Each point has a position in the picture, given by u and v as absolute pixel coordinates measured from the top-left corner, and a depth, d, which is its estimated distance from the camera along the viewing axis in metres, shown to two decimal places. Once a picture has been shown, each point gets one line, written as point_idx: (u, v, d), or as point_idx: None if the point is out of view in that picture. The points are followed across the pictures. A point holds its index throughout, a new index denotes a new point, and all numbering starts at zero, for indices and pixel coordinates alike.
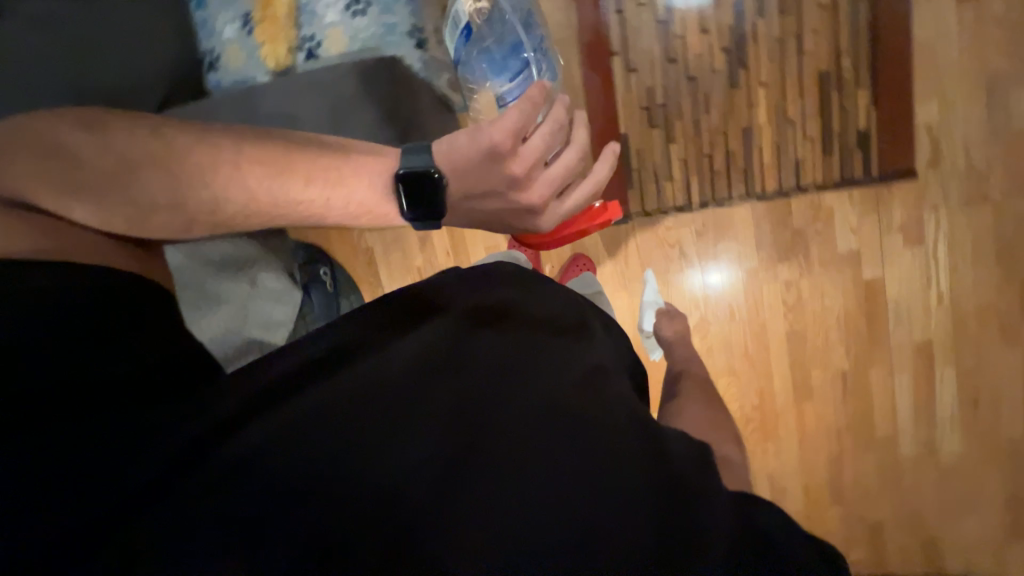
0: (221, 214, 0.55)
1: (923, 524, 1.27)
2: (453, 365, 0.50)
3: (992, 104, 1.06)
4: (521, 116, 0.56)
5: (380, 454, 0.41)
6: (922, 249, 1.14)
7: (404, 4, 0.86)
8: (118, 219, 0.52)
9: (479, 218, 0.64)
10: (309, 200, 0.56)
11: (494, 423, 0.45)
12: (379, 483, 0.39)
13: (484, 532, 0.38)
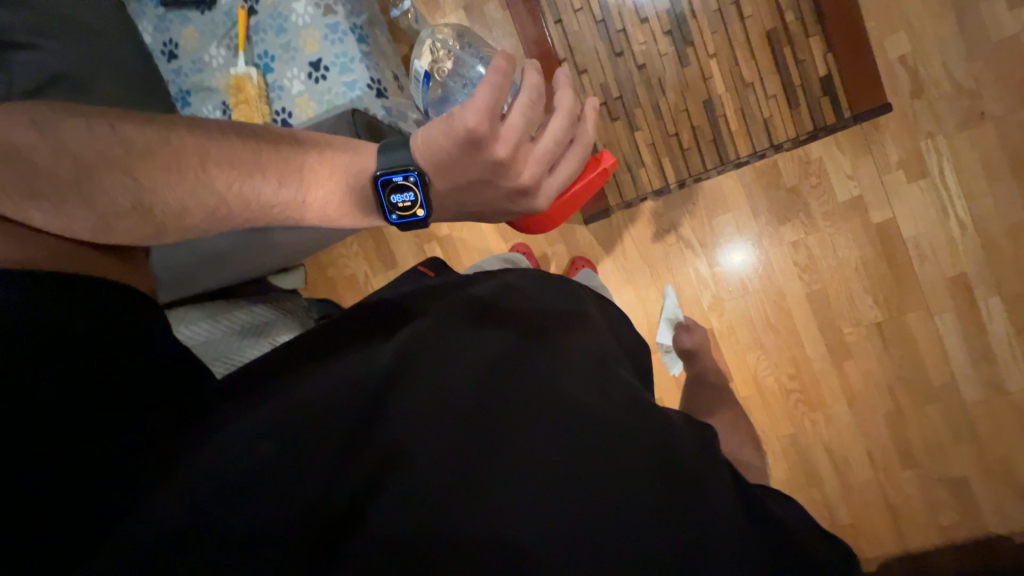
0: (190, 219, 0.54)
1: (1012, 473, 1.16)
2: (456, 364, 0.50)
3: (960, 22, 1.03)
4: (493, 94, 0.54)
5: (393, 468, 0.42)
6: (928, 180, 1.09)
7: (360, 61, 0.93)
8: (83, 227, 0.48)
9: (471, 207, 0.65)
10: (283, 203, 0.58)
11: (502, 421, 0.46)
12: (397, 497, 0.41)
13: (499, 533, 0.40)
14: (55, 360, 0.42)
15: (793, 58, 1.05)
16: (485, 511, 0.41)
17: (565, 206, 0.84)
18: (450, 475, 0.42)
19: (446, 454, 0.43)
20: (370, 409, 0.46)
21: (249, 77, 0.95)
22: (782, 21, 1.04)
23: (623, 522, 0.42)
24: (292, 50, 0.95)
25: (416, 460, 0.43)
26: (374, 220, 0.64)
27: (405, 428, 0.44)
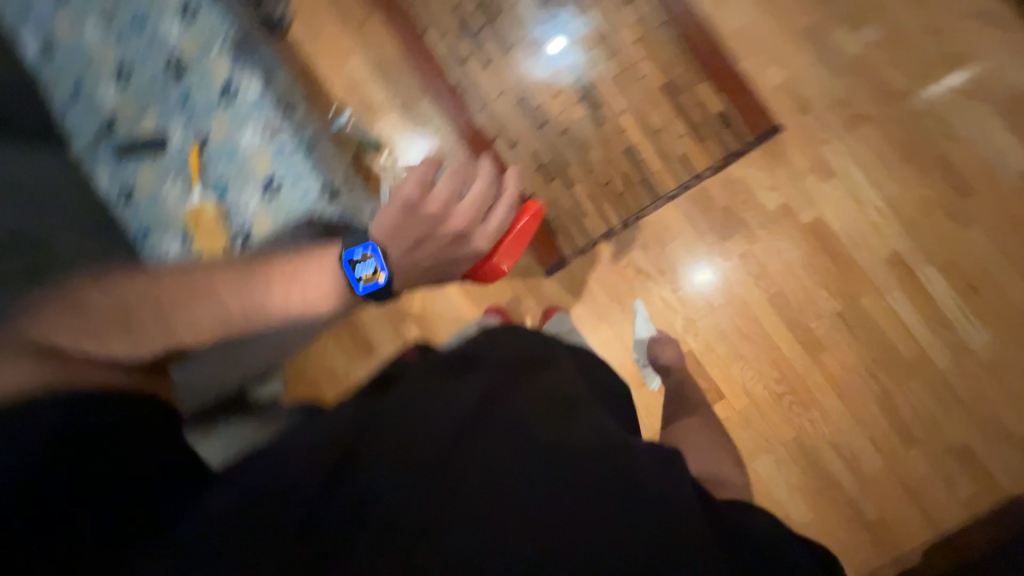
0: (207, 332, 0.65)
1: (1005, 429, 1.18)
2: (445, 406, 0.62)
3: (818, 50, 1.22)
4: (420, 170, 0.75)
5: (398, 486, 0.52)
6: (837, 179, 1.22)
7: (310, 173, 1.01)
8: (125, 347, 0.60)
9: (426, 264, 0.77)
10: (267, 298, 0.68)
11: (484, 442, 0.57)
12: (399, 508, 0.50)
13: (487, 524, 0.50)
14: (89, 487, 0.51)
15: (691, 101, 1.21)
16: (473, 506, 0.51)
17: (515, 240, 0.91)
18: (444, 483, 0.52)
19: (441, 467, 0.53)
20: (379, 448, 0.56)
21: (207, 206, 1.02)
22: (674, 74, 1.21)
23: (585, 505, 0.53)
24: (244, 173, 1.02)
25: (417, 476, 0.53)
26: (340, 299, 0.73)
27: (397, 449, 0.55)
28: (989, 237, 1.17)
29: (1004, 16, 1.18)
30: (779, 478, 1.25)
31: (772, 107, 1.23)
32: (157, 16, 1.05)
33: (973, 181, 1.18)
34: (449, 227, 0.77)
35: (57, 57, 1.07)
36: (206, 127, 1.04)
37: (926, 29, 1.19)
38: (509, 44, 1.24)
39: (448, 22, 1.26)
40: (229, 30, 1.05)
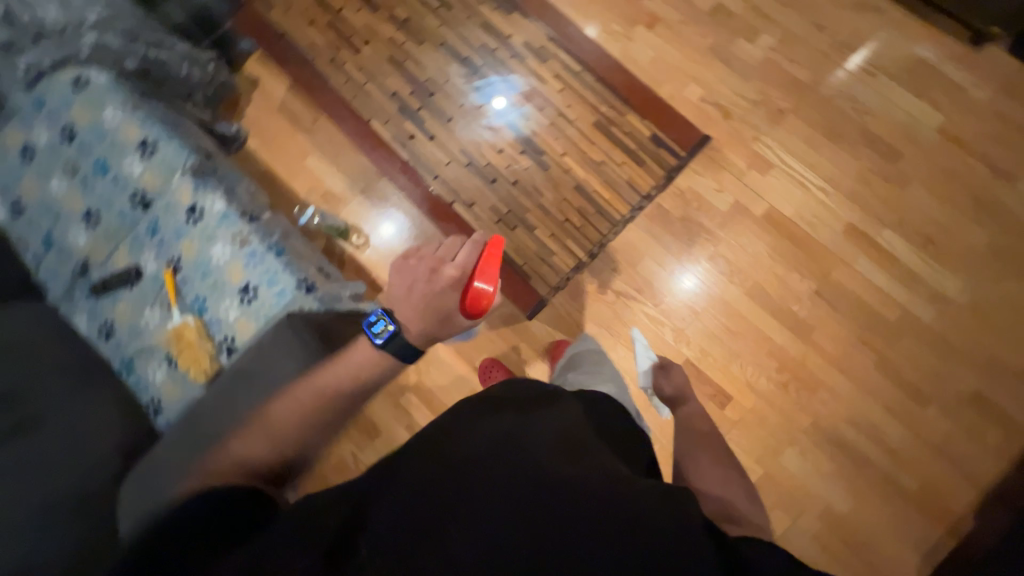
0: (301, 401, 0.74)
1: (1008, 368, 1.19)
2: (458, 433, 0.68)
3: (725, 63, 1.34)
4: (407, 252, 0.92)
5: (404, 493, 0.57)
6: (776, 170, 1.30)
7: (284, 271, 1.04)
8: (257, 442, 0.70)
9: (416, 305, 0.81)
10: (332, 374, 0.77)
11: (488, 453, 0.63)
12: (402, 513, 0.55)
13: (481, 523, 0.53)
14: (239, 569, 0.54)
15: (625, 135, 1.30)
16: (468, 503, 0.55)
17: (486, 265, 0.86)
18: (446, 487, 0.57)
19: (444, 473, 0.59)
20: (394, 470, 0.63)
21: (186, 324, 1.02)
22: (604, 115, 1.31)
23: (574, 509, 0.55)
24: (219, 286, 1.04)
25: (424, 485, 0.58)
26: (386, 362, 0.78)
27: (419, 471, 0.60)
28: (928, 191, 1.24)
29: (875, 3, 1.32)
30: (810, 468, 1.22)
31: (699, 121, 1.33)
32: (117, 158, 1.11)
33: (897, 146, 1.26)
34: (424, 269, 0.84)
35: (28, 215, 1.12)
36: (175, 250, 1.07)
37: (812, 27, 1.32)
38: (449, 119, 1.31)
39: (385, 110, 1.32)
40: (187, 158, 1.11)
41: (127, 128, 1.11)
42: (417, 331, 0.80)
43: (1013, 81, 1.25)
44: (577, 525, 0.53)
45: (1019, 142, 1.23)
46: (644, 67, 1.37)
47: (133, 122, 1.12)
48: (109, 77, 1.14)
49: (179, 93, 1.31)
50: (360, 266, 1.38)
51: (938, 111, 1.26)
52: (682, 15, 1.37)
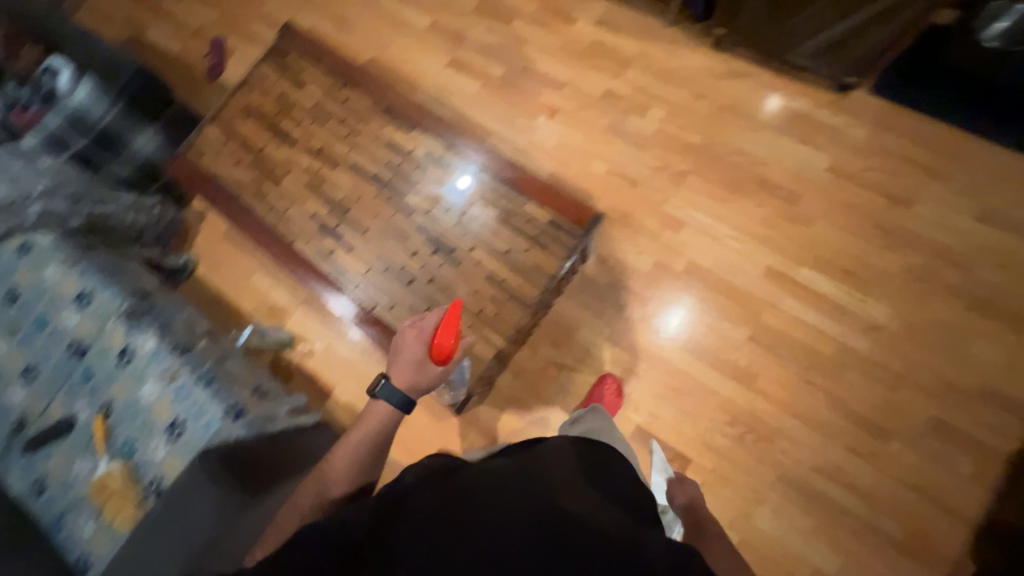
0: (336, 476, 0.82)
1: (961, 388, 1.16)
2: (476, 473, 0.67)
3: (623, 138, 1.46)
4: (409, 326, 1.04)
5: (419, 539, 0.58)
6: (688, 227, 1.36)
7: (212, 400, 1.05)
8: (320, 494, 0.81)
9: (398, 363, 0.92)
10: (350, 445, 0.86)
11: (505, 487, 0.63)
12: (419, 539, 0.58)
13: (486, 555, 0.55)
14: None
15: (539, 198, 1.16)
16: (478, 535, 0.57)
17: (445, 324, 0.90)
18: (464, 516, 0.59)
19: (463, 504, 0.61)
20: (421, 491, 0.64)
21: (115, 472, 1.01)
22: (512, 180, 1.17)
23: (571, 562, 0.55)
24: (149, 426, 1.05)
25: (443, 512, 0.60)
26: (383, 418, 0.88)
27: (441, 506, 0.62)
28: (833, 226, 1.30)
29: (745, 67, 1.46)
30: (786, 527, 1.15)
31: (609, 192, 1.43)
32: (55, 311, 1.15)
33: (794, 190, 1.34)
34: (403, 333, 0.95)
35: None
36: (109, 394, 1.09)
37: (694, 96, 1.46)
38: (364, 229, 1.20)
39: (307, 232, 1.23)
40: (122, 302, 1.16)
41: (65, 282, 1.17)
42: (405, 388, 0.90)
43: (883, 116, 1.35)
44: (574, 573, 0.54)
45: (905, 169, 1.31)
46: (552, 151, 1.49)
47: (71, 275, 1.17)
48: (51, 237, 1.19)
49: (128, 236, 1.41)
50: (311, 374, 1.44)
51: (823, 153, 1.35)
52: (577, 104, 1.52)
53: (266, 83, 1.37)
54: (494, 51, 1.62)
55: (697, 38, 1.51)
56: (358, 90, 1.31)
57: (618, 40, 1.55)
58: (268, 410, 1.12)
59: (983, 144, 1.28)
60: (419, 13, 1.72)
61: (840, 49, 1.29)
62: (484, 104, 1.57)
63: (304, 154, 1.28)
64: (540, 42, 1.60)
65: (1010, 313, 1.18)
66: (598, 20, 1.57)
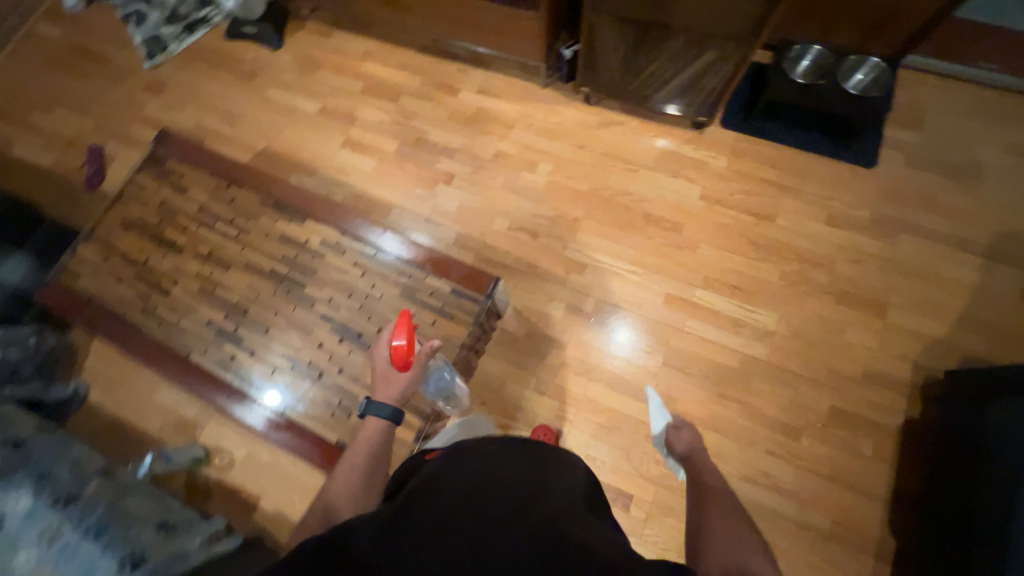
0: (341, 484, 0.87)
1: (849, 375, 1.28)
2: (472, 474, 0.71)
3: (519, 194, 1.55)
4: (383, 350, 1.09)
5: (427, 533, 0.60)
6: (592, 267, 1.44)
7: (104, 555, 0.93)
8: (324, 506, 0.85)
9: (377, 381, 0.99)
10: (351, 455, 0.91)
11: (501, 493, 0.67)
12: (426, 542, 0.59)
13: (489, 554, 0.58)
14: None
15: (437, 272, 1.19)
16: (482, 539, 0.60)
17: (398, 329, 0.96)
18: (466, 523, 0.62)
19: (466, 513, 0.63)
20: (430, 494, 0.66)
21: None
22: (411, 258, 1.19)
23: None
24: None
25: (447, 517, 0.62)
26: (375, 428, 0.93)
27: (445, 510, 0.64)
28: (714, 248, 1.43)
29: (614, 116, 1.61)
30: None
31: (514, 245, 1.49)
32: None
33: (677, 219, 1.47)
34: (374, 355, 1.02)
35: None
36: None
37: (575, 147, 1.59)
38: (265, 327, 1.17)
39: (202, 342, 1.16)
40: None
41: None
42: (391, 400, 0.96)
43: (735, 145, 1.53)
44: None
45: (763, 188, 1.48)
46: (454, 215, 1.54)
47: None
48: None
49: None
50: (231, 488, 1.32)
51: (694, 184, 1.51)
52: (472, 166, 1.60)
53: (144, 193, 1.32)
54: (385, 127, 1.68)
55: (568, 94, 1.64)
56: (244, 188, 1.29)
57: (498, 105, 1.66)
58: (176, 549, 1.01)
59: (817, 158, 1.49)
60: (307, 99, 1.76)
61: (691, 90, 1.45)
62: (383, 178, 1.61)
63: (193, 260, 1.24)
64: (428, 114, 1.68)
65: (872, 300, 1.34)
66: (478, 89, 1.69)
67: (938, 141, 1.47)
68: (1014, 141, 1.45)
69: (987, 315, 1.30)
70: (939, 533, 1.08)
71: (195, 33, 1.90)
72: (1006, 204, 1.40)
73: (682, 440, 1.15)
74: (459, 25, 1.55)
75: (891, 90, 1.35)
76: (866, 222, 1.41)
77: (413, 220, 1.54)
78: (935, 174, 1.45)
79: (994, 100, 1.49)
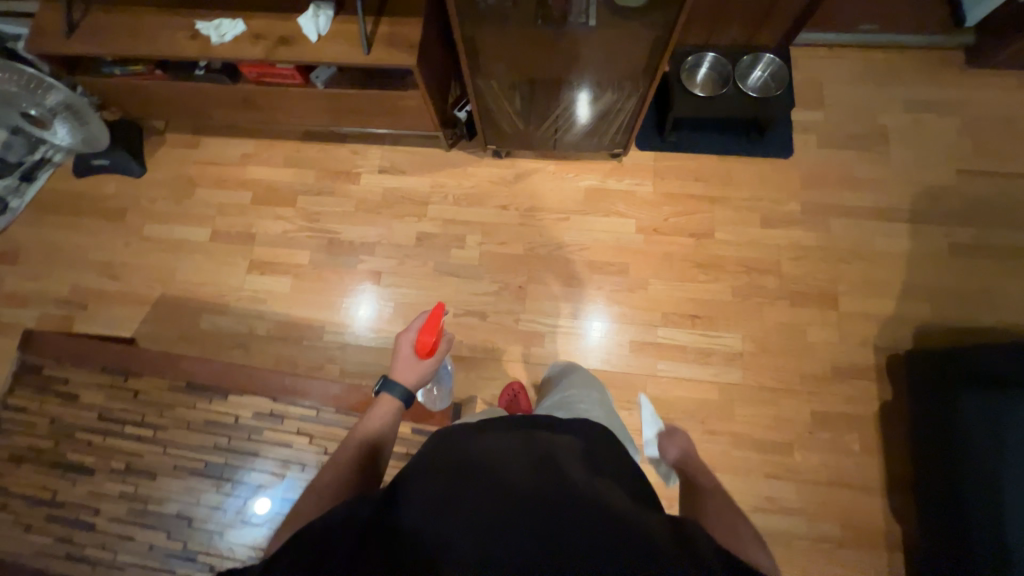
0: (371, 437, 0.79)
1: (822, 375, 1.30)
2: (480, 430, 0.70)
3: (456, 275, 1.45)
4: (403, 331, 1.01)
5: (457, 474, 0.59)
6: (550, 335, 1.38)
7: None
8: (356, 456, 0.76)
9: (397, 363, 0.91)
10: (372, 419, 0.82)
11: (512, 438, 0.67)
12: (455, 481, 0.58)
13: (511, 475, 0.58)
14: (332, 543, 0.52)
15: None
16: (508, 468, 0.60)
17: (428, 320, 0.90)
18: (489, 467, 0.60)
19: (489, 456, 0.62)
20: (453, 454, 0.63)
21: None
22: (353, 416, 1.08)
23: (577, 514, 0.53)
24: None
25: (466, 474, 0.59)
26: (395, 401, 0.85)
27: (466, 455, 0.63)
28: (665, 280, 1.40)
29: (530, 164, 1.52)
30: None
31: (464, 333, 1.39)
32: None
33: (620, 260, 1.42)
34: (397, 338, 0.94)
35: None
36: None
37: (498, 209, 1.49)
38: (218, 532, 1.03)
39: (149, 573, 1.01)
40: None
41: None
42: (406, 384, 0.89)
43: (657, 166, 1.49)
44: (584, 531, 0.51)
45: (695, 205, 1.44)
46: (393, 316, 1.43)
47: None
48: None
49: None
50: None
51: (628, 217, 1.45)
52: (396, 258, 1.48)
53: (28, 412, 1.12)
54: (290, 236, 1.51)
55: (476, 152, 1.53)
56: (146, 378, 1.12)
57: (406, 182, 1.53)
58: None
59: (738, 160, 1.47)
60: (193, 225, 1.56)
61: (599, 128, 1.37)
62: (305, 296, 1.46)
63: (110, 479, 1.07)
64: (334, 211, 1.53)
65: (825, 293, 1.35)
66: (380, 169, 1.55)
67: (844, 113, 1.48)
68: (911, 97, 1.48)
69: (929, 277, 1.34)
70: (929, 515, 1.11)
71: (37, 179, 1.63)
72: (918, 162, 1.43)
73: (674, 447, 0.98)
74: (338, 114, 1.40)
75: (792, 86, 1.33)
76: (800, 216, 1.41)
77: (354, 330, 1.42)
78: (849, 149, 1.46)
79: (882, 60, 1.51)
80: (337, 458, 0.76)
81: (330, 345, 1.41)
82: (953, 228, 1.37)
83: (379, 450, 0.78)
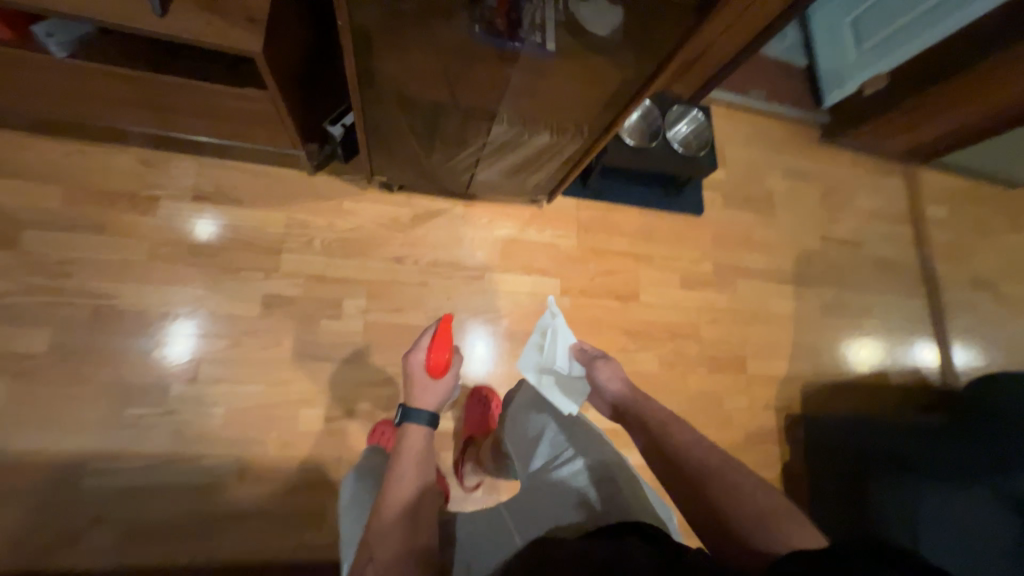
0: (407, 496, 0.61)
1: (734, 442, 1.29)
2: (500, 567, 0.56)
3: (327, 359, 1.01)
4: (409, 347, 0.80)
5: None
6: (459, 420, 1.09)
7: None
8: (397, 533, 0.58)
9: (414, 388, 0.73)
10: (400, 464, 0.65)
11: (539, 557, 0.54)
12: None
13: None
14: None
15: None
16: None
17: (441, 334, 0.74)
18: None
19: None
20: None
21: None
22: None
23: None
24: None
25: None
26: (426, 430, 0.69)
27: None
28: None
29: (431, 203, 1.17)
30: None
31: (343, 444, 0.98)
32: None
33: None
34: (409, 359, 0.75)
35: None
36: None
37: (391, 262, 1.10)
38: None
39: None
40: None
41: None
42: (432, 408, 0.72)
43: (580, 216, 1.30)
44: None
45: (619, 263, 1.30)
46: (221, 430, 0.93)
47: None
48: None
49: None
50: None
51: (551, 277, 1.23)
52: (229, 337, 0.97)
53: None
54: (12, 304, 0.89)
55: (358, 181, 1.12)
56: None
57: (245, 217, 1.03)
58: None
59: (657, 215, 1.38)
60: None
61: (524, 171, 1.10)
62: (42, 408, 0.87)
63: None
64: (103, 259, 0.94)
65: (735, 357, 1.35)
66: (195, 195, 1.01)
67: (742, 174, 1.53)
68: (787, 165, 1.60)
69: (808, 337, 1.45)
70: None
71: None
72: (796, 226, 1.55)
73: (614, 376, 0.77)
74: (106, 103, 0.83)
75: (713, 148, 1.26)
76: (712, 276, 1.39)
77: (145, 455, 0.89)
78: (746, 211, 1.50)
79: (767, 126, 1.61)
80: (373, 543, 0.57)
81: (99, 495, 0.86)
82: (821, 290, 1.51)
83: (418, 514, 0.61)
